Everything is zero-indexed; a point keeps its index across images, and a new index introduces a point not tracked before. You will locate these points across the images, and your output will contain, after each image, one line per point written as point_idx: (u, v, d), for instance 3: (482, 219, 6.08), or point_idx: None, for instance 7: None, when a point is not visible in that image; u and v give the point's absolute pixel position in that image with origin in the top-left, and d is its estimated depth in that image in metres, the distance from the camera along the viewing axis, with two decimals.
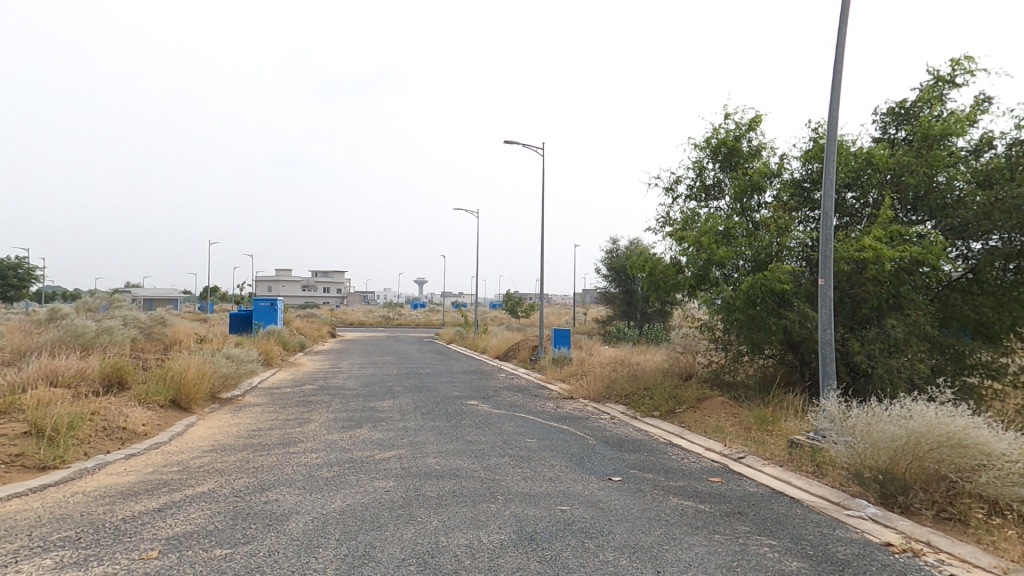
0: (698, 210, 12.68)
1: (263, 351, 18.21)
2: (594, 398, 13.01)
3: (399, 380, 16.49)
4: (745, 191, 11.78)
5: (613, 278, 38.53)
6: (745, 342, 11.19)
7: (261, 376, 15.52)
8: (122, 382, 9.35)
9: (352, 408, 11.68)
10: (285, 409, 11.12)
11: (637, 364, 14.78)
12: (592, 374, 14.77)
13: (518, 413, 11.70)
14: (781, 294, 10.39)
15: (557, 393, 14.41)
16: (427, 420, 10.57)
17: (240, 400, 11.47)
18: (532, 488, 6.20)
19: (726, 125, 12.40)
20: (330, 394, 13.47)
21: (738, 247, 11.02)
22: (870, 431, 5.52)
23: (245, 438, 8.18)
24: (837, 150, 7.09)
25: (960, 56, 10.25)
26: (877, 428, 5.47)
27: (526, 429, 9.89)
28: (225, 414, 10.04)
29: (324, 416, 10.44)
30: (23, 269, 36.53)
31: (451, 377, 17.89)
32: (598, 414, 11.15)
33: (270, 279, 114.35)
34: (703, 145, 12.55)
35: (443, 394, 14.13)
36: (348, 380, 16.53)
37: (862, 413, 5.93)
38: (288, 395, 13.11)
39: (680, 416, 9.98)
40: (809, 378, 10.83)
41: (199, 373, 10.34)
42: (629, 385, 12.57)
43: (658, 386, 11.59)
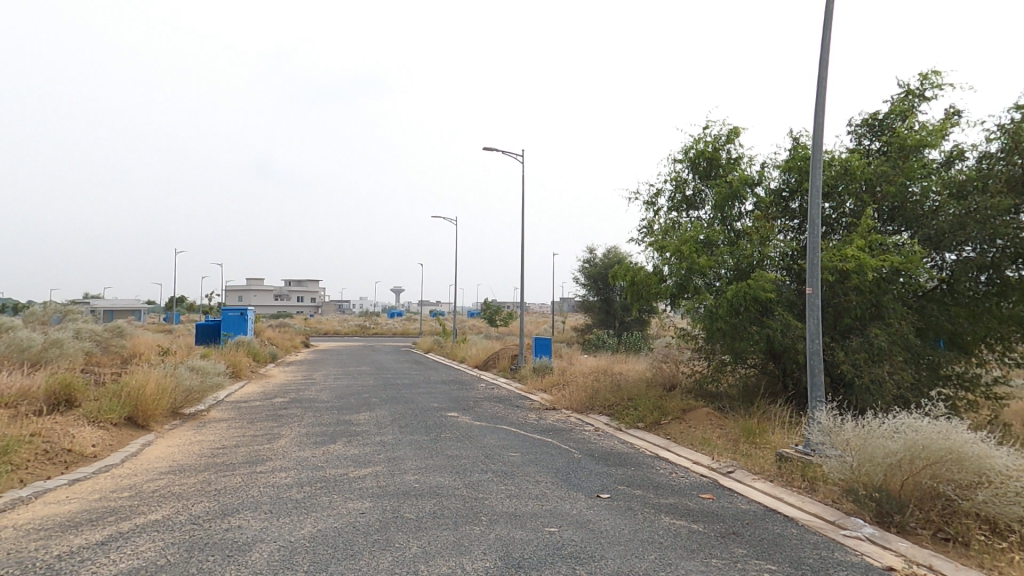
0: (678, 219, 12.59)
1: (231, 363, 17.42)
2: (576, 409, 12.74)
3: (376, 392, 15.94)
4: (725, 201, 11.75)
5: (592, 286, 38.56)
6: (727, 352, 11.08)
7: (228, 389, 14.78)
8: (71, 399, 8.68)
9: (325, 422, 11.13)
10: (253, 424, 10.53)
11: (619, 373, 14.60)
12: (574, 384, 14.52)
13: (500, 425, 11.34)
14: (763, 303, 10.32)
15: (539, 404, 14.10)
16: (405, 434, 10.12)
17: (205, 415, 10.82)
18: (517, 508, 5.86)
19: (705, 136, 12.39)
20: (303, 407, 12.86)
21: (719, 256, 10.94)
22: (865, 446, 5.36)
23: (207, 458, 7.62)
24: (823, 157, 7.02)
25: (928, 70, 10.46)
26: (872, 443, 5.31)
27: (509, 443, 9.53)
28: (187, 431, 9.41)
29: (295, 432, 9.89)
30: None
31: (430, 388, 17.41)
32: (582, 426, 10.87)
33: (242, 288, 111.34)
34: (683, 154, 12.50)
35: (421, 406, 13.67)
36: (321, 392, 15.91)
37: (855, 427, 5.78)
38: (257, 409, 12.46)
39: (666, 427, 9.78)
40: (791, 388, 10.78)
41: (159, 388, 9.71)
42: (613, 395, 12.34)
43: (642, 396, 11.40)
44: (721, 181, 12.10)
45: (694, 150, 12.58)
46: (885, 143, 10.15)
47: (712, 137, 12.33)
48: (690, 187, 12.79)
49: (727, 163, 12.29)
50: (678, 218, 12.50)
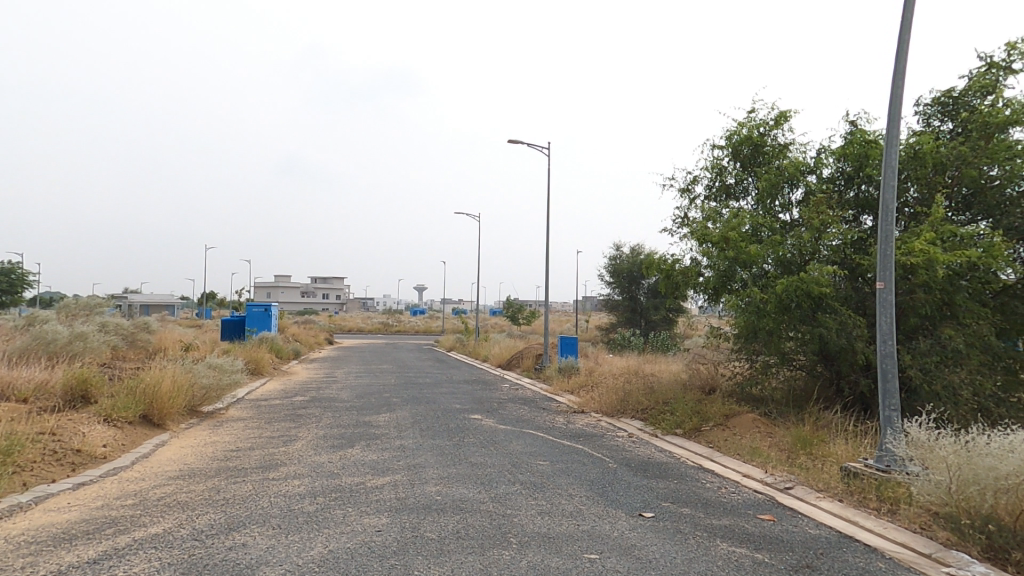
0: (718, 209, 11.76)
1: (252, 360, 17.21)
2: (607, 413, 12.05)
3: (397, 392, 15.50)
4: (772, 189, 10.92)
5: (618, 284, 37.62)
6: (773, 353, 10.25)
7: (249, 386, 14.51)
8: (87, 396, 8.40)
9: (343, 423, 10.67)
10: (270, 424, 10.13)
11: (652, 374, 13.83)
12: (604, 385, 13.79)
13: (526, 429, 10.73)
14: (816, 299, 9.46)
15: (566, 406, 13.44)
16: (427, 438, 9.59)
17: (222, 414, 10.49)
18: (550, 528, 5.22)
19: (750, 119, 11.54)
20: (322, 407, 12.46)
21: (768, 246, 10.12)
22: (970, 465, 4.61)
23: (219, 462, 7.19)
24: (903, 133, 6.17)
25: (1016, 40, 9.38)
26: (979, 461, 4.58)
27: (536, 450, 8.89)
28: (203, 430, 9.07)
29: (313, 433, 9.46)
30: (15, 276, 35.26)
31: (452, 387, 16.93)
32: (614, 432, 10.18)
33: (269, 286, 113.40)
34: (726, 139, 11.66)
35: (443, 407, 13.15)
36: (342, 390, 15.52)
37: (951, 443, 5.02)
38: (277, 408, 12.10)
39: (707, 435, 9.02)
40: (845, 393, 9.91)
41: (175, 384, 9.39)
42: (647, 399, 11.58)
43: (679, 400, 10.63)
44: (767, 168, 11.26)
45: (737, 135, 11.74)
46: (964, 123, 9.21)
47: (758, 121, 11.48)
48: (732, 175, 11.93)
49: (774, 150, 11.43)
50: (719, 208, 11.67)
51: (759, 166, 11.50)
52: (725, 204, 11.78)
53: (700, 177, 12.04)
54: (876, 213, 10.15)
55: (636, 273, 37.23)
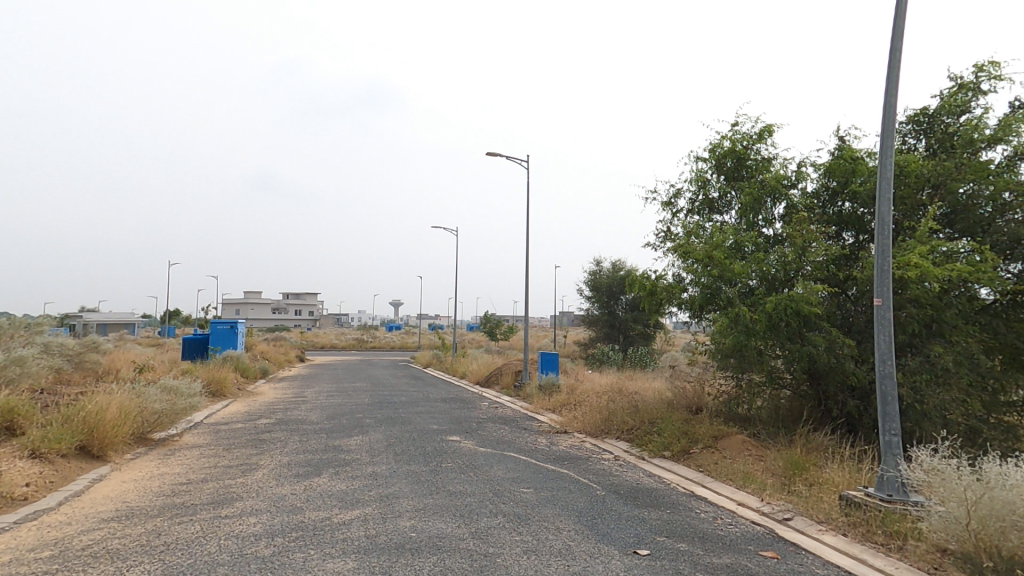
0: (702, 223, 11.57)
1: (214, 381, 16.18)
2: (590, 433, 11.58)
3: (370, 412, 14.73)
4: (756, 203, 10.79)
5: (597, 299, 37.52)
6: (760, 372, 10.00)
7: (209, 409, 13.55)
8: (13, 427, 7.59)
9: (310, 448, 9.92)
10: (228, 452, 9.31)
11: (635, 392, 13.47)
12: (586, 404, 13.35)
13: (507, 452, 10.16)
14: (804, 317, 9.23)
15: (548, 425, 12.93)
16: (401, 463, 8.93)
17: (176, 442, 9.63)
18: (537, 571, 4.67)
19: (734, 132, 11.45)
20: (288, 430, 11.65)
21: (753, 262, 9.92)
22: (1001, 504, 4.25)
23: (164, 499, 6.43)
24: (896, 145, 5.97)
25: (986, 62, 9.54)
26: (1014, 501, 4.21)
27: (519, 475, 8.32)
28: (151, 461, 8.23)
29: (275, 461, 8.70)
30: None
31: (429, 407, 16.25)
32: (599, 454, 9.70)
33: (239, 301, 110.14)
34: (709, 152, 11.52)
35: (419, 428, 12.47)
36: (311, 411, 14.66)
37: (971, 479, 4.67)
38: (238, 432, 11.24)
39: (697, 457, 8.62)
40: (832, 414, 9.70)
41: (122, 412, 8.54)
42: (632, 419, 11.15)
43: (666, 420, 10.23)
44: (751, 182, 11.15)
45: (720, 148, 11.63)
46: (939, 140, 9.24)
47: (742, 135, 11.39)
48: (715, 188, 11.79)
49: (757, 164, 11.34)
50: (702, 222, 11.47)
51: (742, 180, 11.38)
52: (708, 218, 11.59)
53: (683, 191, 11.86)
54: (859, 229, 10.10)
55: (615, 288, 37.18)
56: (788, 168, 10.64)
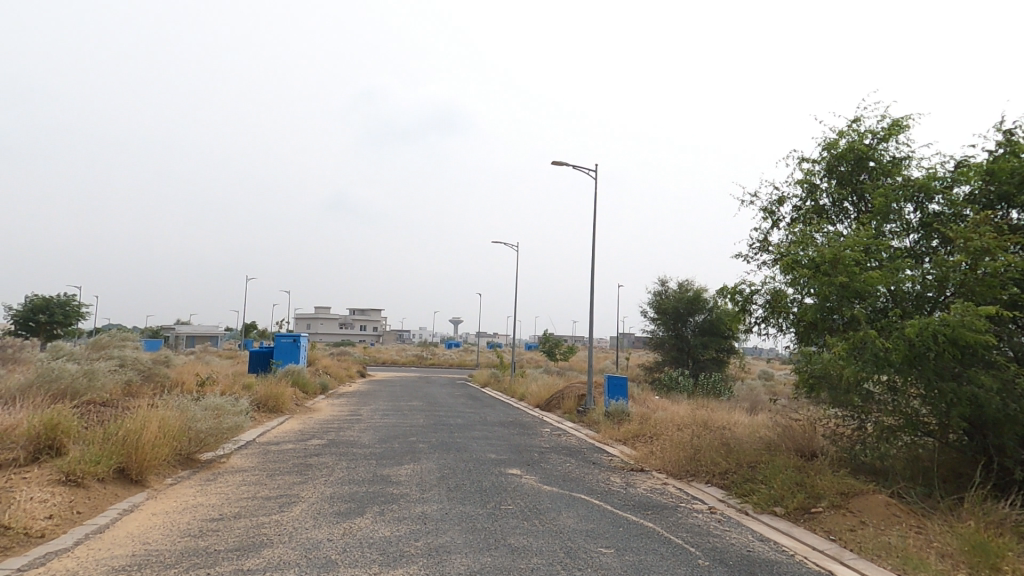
0: (813, 232, 9.99)
1: (272, 396, 15.91)
2: (672, 475, 9.97)
3: (424, 436, 13.77)
4: (886, 211, 9.09)
5: (662, 320, 35.24)
6: (900, 415, 8.14)
7: (263, 428, 13.11)
8: (57, 445, 7.12)
9: (358, 478, 8.98)
10: (272, 479, 8.54)
11: (724, 429, 11.68)
12: (665, 437, 11.71)
13: (578, 494, 8.73)
14: (963, 349, 7.35)
15: (621, 461, 11.40)
16: (456, 502, 7.75)
17: (220, 467, 8.99)
18: None
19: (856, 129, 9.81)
20: (338, 455, 10.84)
21: (887, 280, 8.38)
22: None
23: (189, 541, 5.58)
24: None
25: None
26: None
27: (595, 528, 6.90)
28: (190, 488, 7.55)
29: (318, 495, 7.78)
30: (73, 305, 35.70)
31: (487, 432, 15.11)
32: (691, 507, 8.05)
33: (309, 317, 115.45)
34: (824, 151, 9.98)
35: (477, 457, 11.32)
36: (363, 433, 13.89)
37: None
38: (287, 455, 10.56)
39: (825, 523, 6.88)
40: (1005, 477, 7.53)
41: (163, 432, 7.94)
42: (727, 462, 9.41)
43: (773, 467, 8.46)
44: (878, 186, 9.47)
45: (838, 146, 10.07)
46: None
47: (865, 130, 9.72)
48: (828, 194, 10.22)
49: (884, 166, 9.62)
50: (813, 231, 10.00)
51: (865, 184, 9.72)
52: (820, 227, 9.99)
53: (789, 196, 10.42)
54: None
55: (682, 310, 34.73)
56: (932, 168, 8.98)
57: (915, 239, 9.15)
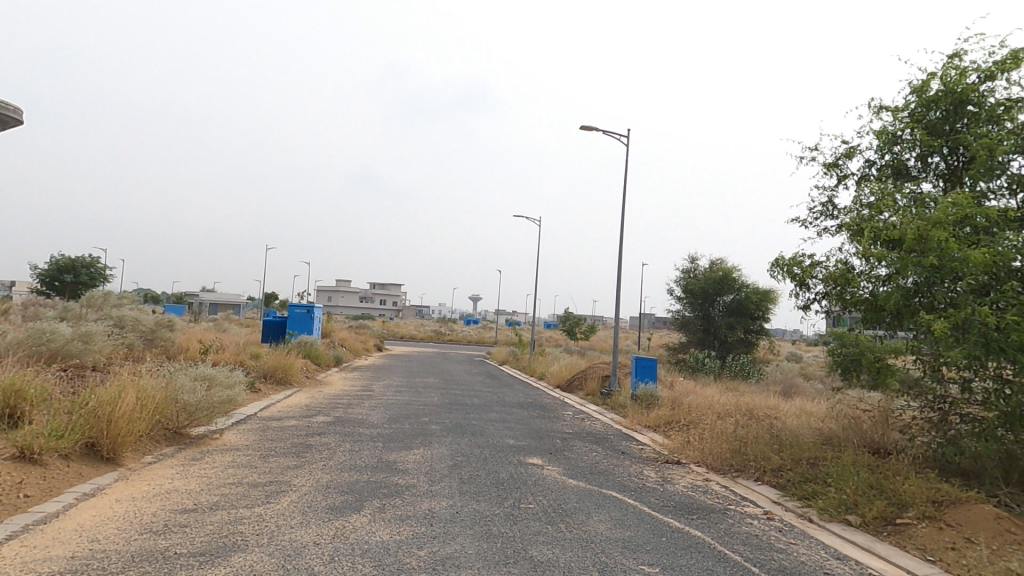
0: (895, 194, 9.02)
1: (280, 368, 15.18)
2: (715, 468, 8.79)
3: (436, 416, 12.81)
4: (989, 164, 7.84)
5: (689, 301, 33.71)
6: (1002, 411, 6.81)
7: (266, 402, 12.35)
8: (20, 413, 6.32)
9: (359, 464, 8.00)
10: (264, 461, 7.62)
11: (771, 417, 10.44)
12: (704, 425, 10.50)
13: (608, 489, 7.62)
14: None
15: (653, 450, 10.26)
16: (467, 499, 6.71)
17: (209, 444, 8.19)
18: None
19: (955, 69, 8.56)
20: (342, 435, 9.93)
21: (996, 247, 7.12)
22: None
23: (146, 540, 4.62)
24: None
25: None
26: None
27: (633, 537, 5.76)
28: (169, 468, 6.68)
29: (312, 483, 6.83)
30: (98, 269, 35.84)
31: (504, 413, 14.10)
32: (742, 508, 6.88)
33: (331, 291, 116.53)
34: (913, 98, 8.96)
35: (493, 442, 10.29)
36: (372, 410, 13.01)
37: None
38: (286, 434, 9.69)
39: (917, 539, 5.62)
40: None
41: (142, 403, 7.11)
42: (779, 456, 8.13)
43: (840, 466, 7.16)
44: (981, 137, 8.28)
45: (929, 90, 9.02)
46: None
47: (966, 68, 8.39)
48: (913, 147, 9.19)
49: (985, 114, 8.51)
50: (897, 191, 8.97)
51: (963, 132, 8.67)
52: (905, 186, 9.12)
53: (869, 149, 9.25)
54: None
55: (710, 290, 33.07)
56: None
57: (1017, 202, 7.95)
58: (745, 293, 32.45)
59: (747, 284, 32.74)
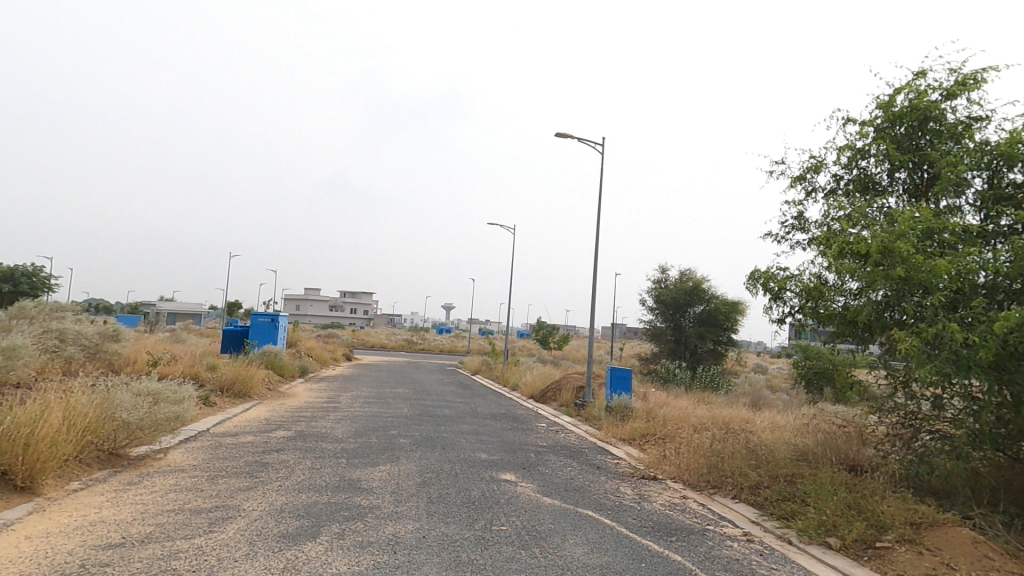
0: (863, 208, 9.05)
1: (238, 380, 14.35)
2: (692, 485, 8.52)
3: (405, 429, 12.25)
4: (954, 181, 7.89)
5: (661, 311, 33.96)
6: (972, 429, 6.73)
7: (221, 417, 11.57)
8: None
9: (319, 483, 7.43)
10: (212, 483, 6.98)
11: (746, 431, 10.27)
12: (681, 439, 10.25)
13: (584, 508, 7.25)
14: None
15: (629, 466, 9.95)
16: (436, 520, 6.24)
17: (150, 466, 7.51)
18: None
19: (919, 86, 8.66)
20: (302, 451, 9.32)
21: (963, 264, 7.09)
22: None
23: None
24: None
25: None
26: None
27: (610, 563, 5.40)
28: (98, 495, 6.02)
29: (264, 506, 6.25)
30: (41, 278, 33.74)
31: (476, 426, 13.62)
32: (720, 529, 6.60)
33: (299, 299, 113.60)
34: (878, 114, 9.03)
35: (465, 457, 9.82)
36: (337, 424, 12.37)
37: None
38: (240, 451, 9.01)
39: (898, 564, 5.42)
40: None
41: (66, 424, 6.44)
42: (756, 471, 7.93)
43: (818, 484, 6.98)
44: (945, 154, 8.35)
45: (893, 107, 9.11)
46: None
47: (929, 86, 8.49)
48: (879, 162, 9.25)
49: (947, 132, 8.63)
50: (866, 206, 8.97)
51: (928, 149, 8.76)
52: (872, 201, 9.17)
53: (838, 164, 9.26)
54: None
55: (681, 301, 33.37)
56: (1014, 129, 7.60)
57: (981, 217, 8.01)
58: (715, 304, 32.86)
59: (717, 296, 33.14)
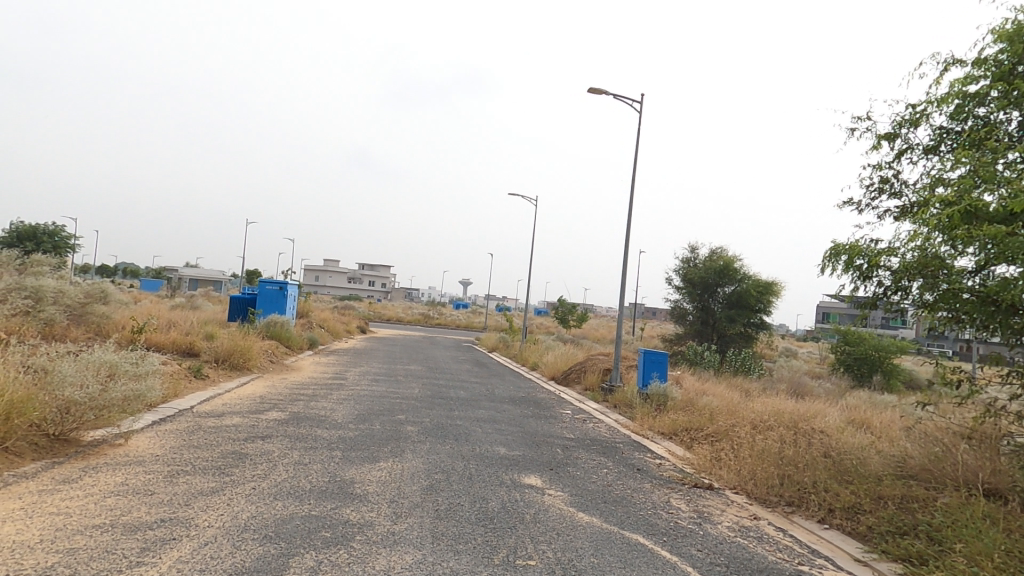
0: (988, 161, 6.47)
1: (235, 351, 13.10)
2: (761, 500, 6.87)
3: (413, 414, 10.84)
4: None
5: (688, 291, 32.02)
6: None
7: (210, 394, 10.31)
8: None
9: (302, 487, 6.00)
10: (168, 483, 5.62)
11: (818, 430, 8.51)
12: (740, 440, 8.54)
13: (632, 530, 5.69)
14: None
15: (674, 469, 8.35)
16: (442, 549, 4.77)
17: (100, 454, 6.23)
18: None
19: None
20: (292, 440, 7.95)
21: None
22: None
23: None
24: None
25: None
26: None
27: None
28: (12, 498, 4.70)
29: (225, 520, 4.86)
30: (62, 237, 33.20)
31: (494, 411, 12.18)
32: (824, 572, 4.96)
33: (319, 270, 113.92)
34: (1004, 41, 6.70)
35: (481, 452, 8.37)
36: (339, 405, 11.03)
37: None
38: (219, 437, 7.67)
39: None
40: None
41: None
42: (850, 489, 6.26)
43: (952, 517, 5.26)
44: None
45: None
46: None
47: None
48: (1005, 106, 6.76)
49: None
50: (990, 156, 6.57)
51: None
52: (1003, 151, 6.50)
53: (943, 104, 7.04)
54: None
55: (711, 280, 31.36)
56: None
57: None
58: (746, 284, 30.75)
59: (748, 276, 31.03)
